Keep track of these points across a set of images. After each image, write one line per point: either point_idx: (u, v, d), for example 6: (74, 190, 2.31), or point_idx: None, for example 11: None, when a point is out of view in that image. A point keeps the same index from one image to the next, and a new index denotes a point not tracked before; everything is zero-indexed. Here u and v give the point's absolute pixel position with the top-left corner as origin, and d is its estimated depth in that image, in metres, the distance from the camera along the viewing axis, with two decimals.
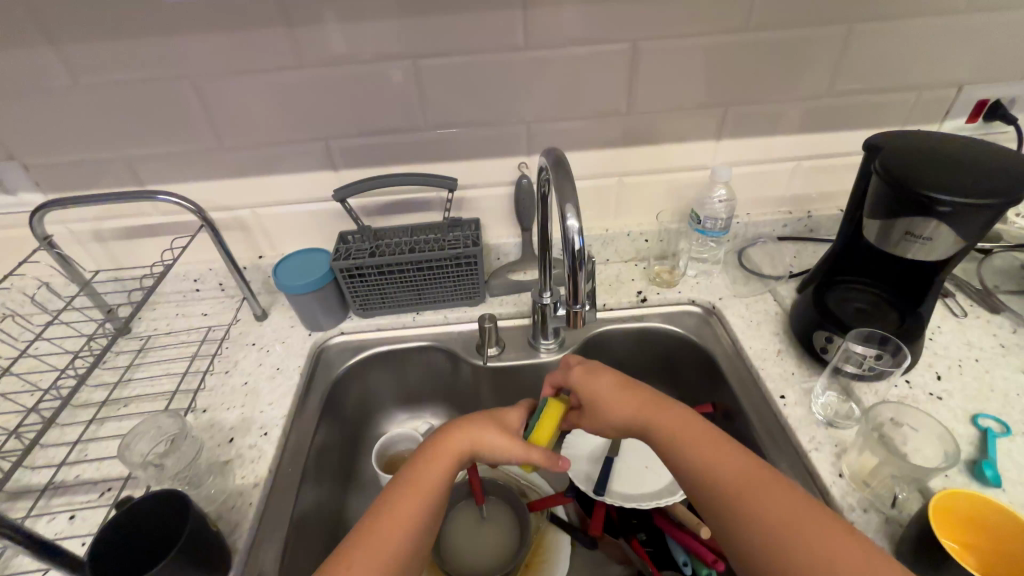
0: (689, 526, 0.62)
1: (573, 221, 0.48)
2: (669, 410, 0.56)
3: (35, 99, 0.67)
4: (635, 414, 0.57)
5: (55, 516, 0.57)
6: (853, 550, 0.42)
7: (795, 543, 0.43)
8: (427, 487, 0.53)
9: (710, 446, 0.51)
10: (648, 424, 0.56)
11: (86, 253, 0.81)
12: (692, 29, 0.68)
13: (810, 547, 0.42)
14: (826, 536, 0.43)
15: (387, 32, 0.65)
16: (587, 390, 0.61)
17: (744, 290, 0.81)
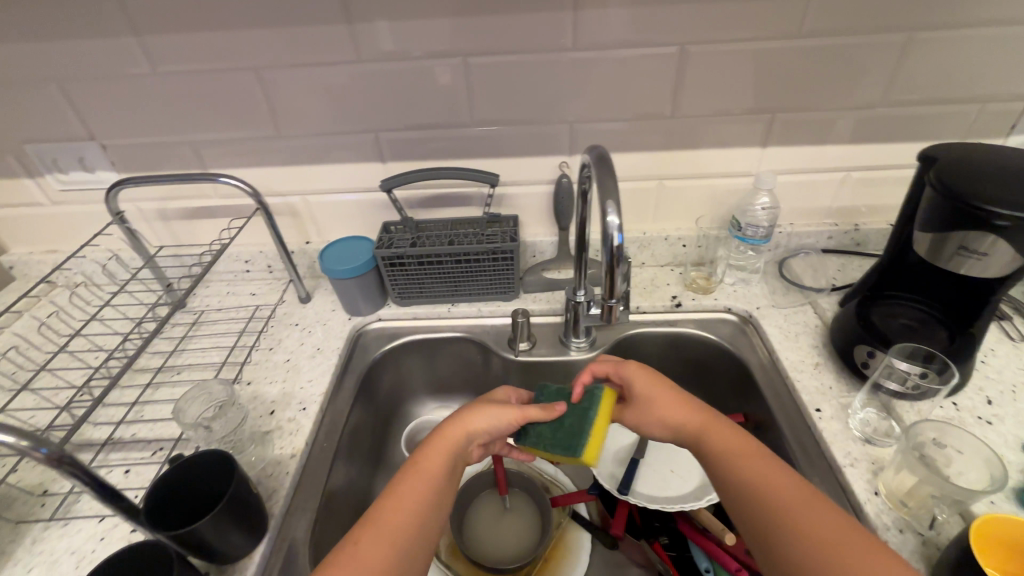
0: (713, 533, 0.62)
1: (613, 217, 0.49)
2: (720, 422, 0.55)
3: (118, 85, 0.73)
4: (687, 418, 0.56)
5: (112, 469, 0.61)
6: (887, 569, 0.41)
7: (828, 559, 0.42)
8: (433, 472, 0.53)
9: (741, 450, 0.51)
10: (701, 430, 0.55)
11: (151, 230, 0.87)
12: (743, 34, 0.67)
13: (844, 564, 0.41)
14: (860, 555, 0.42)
15: (440, 31, 0.67)
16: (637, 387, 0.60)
17: (782, 301, 0.79)
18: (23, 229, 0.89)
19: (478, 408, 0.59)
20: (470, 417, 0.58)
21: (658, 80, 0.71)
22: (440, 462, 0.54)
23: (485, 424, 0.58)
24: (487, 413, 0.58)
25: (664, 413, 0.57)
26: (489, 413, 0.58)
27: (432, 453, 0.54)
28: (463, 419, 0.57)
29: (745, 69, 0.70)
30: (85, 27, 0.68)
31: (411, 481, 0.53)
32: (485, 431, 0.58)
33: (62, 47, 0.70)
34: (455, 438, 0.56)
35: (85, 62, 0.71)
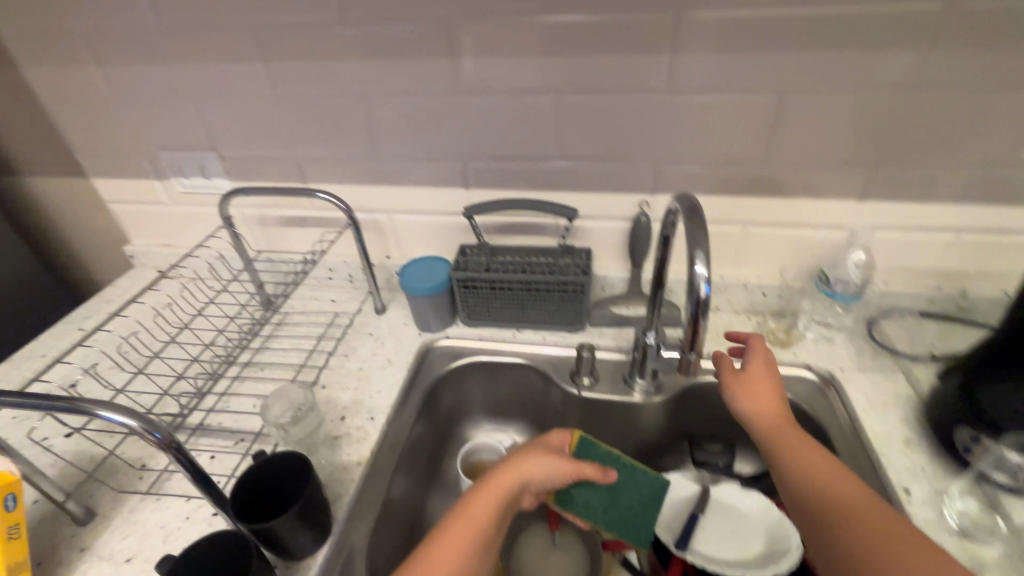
0: None
1: (701, 267, 0.47)
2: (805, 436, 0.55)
3: (242, 104, 0.81)
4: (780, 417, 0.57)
5: (200, 453, 0.67)
6: None
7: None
8: (481, 518, 0.54)
9: (816, 460, 0.52)
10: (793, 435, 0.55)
11: (252, 234, 0.95)
12: (849, 84, 0.64)
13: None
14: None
15: (536, 69, 0.70)
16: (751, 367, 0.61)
17: (870, 364, 0.74)
18: (146, 225, 1.01)
19: (530, 454, 0.59)
20: (523, 461, 0.58)
21: (751, 126, 0.70)
22: (490, 503, 0.55)
23: (538, 472, 0.58)
24: (541, 461, 0.59)
25: (761, 401, 0.59)
26: (543, 460, 0.59)
27: (485, 493, 0.55)
28: (517, 462, 0.58)
29: (848, 120, 0.67)
30: (222, 54, 0.76)
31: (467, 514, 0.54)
32: (536, 480, 0.58)
33: (200, 70, 0.79)
34: (499, 485, 0.56)
35: (217, 84, 0.80)
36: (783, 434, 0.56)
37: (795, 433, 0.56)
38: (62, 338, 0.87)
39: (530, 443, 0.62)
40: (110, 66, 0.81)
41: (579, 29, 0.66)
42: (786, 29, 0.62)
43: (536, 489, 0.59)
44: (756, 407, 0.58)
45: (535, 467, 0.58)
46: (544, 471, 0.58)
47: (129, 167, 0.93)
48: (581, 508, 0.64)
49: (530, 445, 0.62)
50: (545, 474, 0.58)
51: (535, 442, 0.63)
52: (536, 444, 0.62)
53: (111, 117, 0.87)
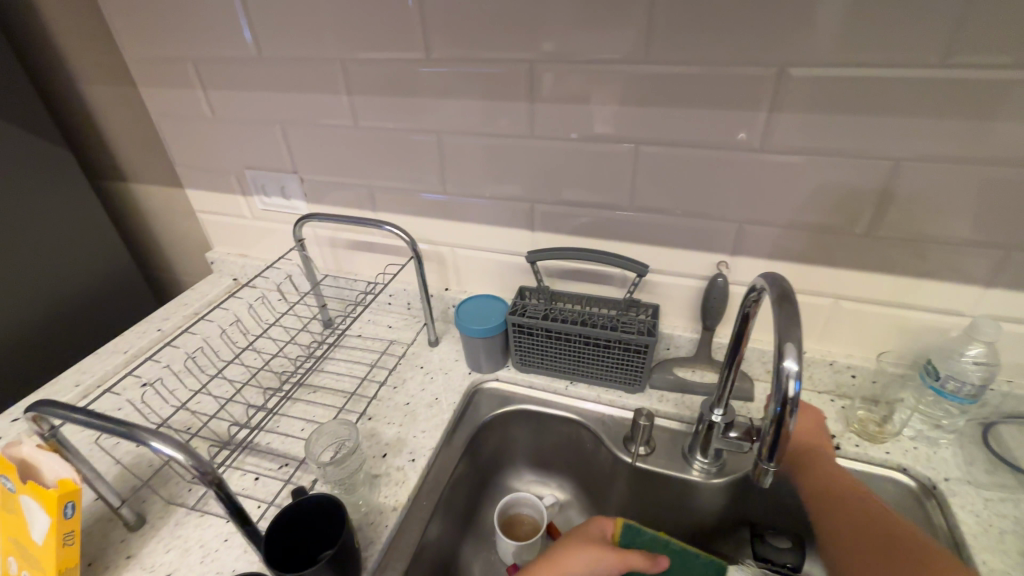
0: None
1: (791, 362, 0.41)
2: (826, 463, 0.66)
3: (323, 131, 0.84)
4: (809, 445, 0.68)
5: (245, 474, 0.68)
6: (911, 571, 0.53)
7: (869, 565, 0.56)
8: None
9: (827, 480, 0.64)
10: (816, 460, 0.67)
11: (321, 254, 0.98)
12: (982, 156, 0.56)
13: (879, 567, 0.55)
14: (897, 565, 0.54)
15: (616, 117, 0.67)
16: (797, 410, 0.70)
17: (982, 478, 0.64)
18: (228, 235, 1.07)
19: (569, 549, 0.57)
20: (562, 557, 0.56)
21: (855, 193, 0.62)
22: None
23: (581, 568, 0.56)
24: (583, 556, 0.57)
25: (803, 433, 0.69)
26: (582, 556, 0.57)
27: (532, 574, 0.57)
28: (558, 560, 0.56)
29: (976, 195, 0.58)
30: (311, 84, 0.79)
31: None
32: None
33: (290, 98, 0.82)
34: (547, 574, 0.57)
35: (304, 112, 0.83)
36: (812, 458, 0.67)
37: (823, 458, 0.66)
38: (142, 337, 0.92)
39: (571, 534, 0.60)
40: (212, 90, 0.86)
41: (668, 79, 0.62)
42: (908, 92, 0.55)
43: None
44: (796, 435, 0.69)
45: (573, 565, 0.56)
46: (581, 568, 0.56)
47: (218, 181, 0.99)
48: None
49: (571, 536, 0.60)
50: (588, 571, 0.56)
51: (577, 531, 0.60)
52: (576, 534, 0.60)
53: (208, 135, 0.93)
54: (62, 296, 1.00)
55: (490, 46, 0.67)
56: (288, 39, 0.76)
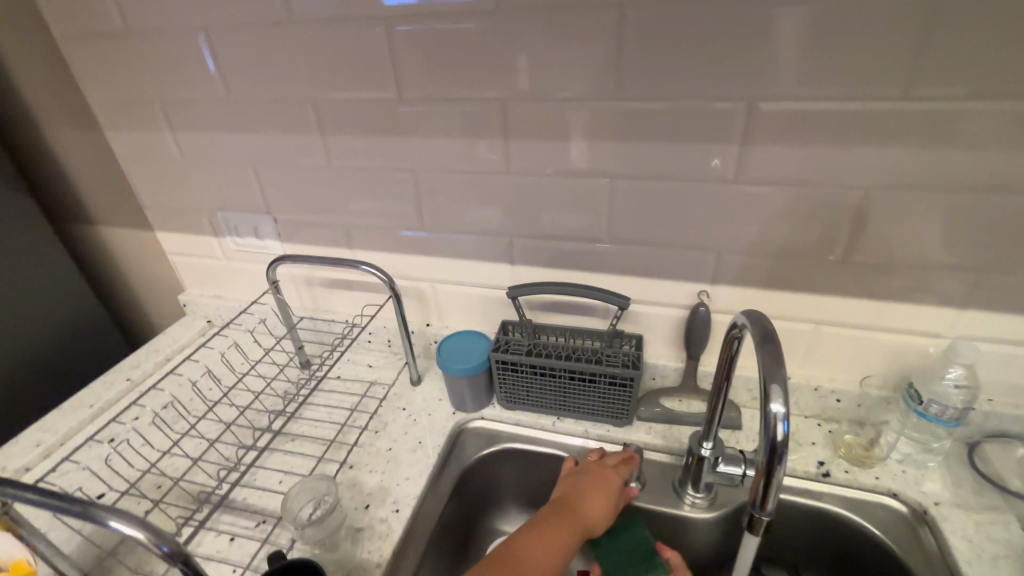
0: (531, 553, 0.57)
1: (778, 404, 0.40)
2: (553, 543, 0.59)
3: (297, 171, 0.83)
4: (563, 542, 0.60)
5: (220, 534, 0.65)
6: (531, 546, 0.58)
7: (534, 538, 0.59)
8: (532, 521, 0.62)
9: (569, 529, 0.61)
10: (560, 535, 0.60)
11: (299, 294, 0.96)
12: (950, 182, 0.57)
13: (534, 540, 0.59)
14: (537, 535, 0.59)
15: (592, 152, 0.67)
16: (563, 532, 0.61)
17: (971, 501, 0.64)
18: (201, 276, 1.04)
19: (595, 497, 0.64)
20: (588, 510, 0.63)
21: (829, 220, 0.63)
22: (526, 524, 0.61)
23: (610, 482, 0.66)
24: (618, 476, 0.67)
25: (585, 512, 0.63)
26: (603, 500, 0.64)
27: (588, 476, 0.67)
28: (585, 514, 0.63)
29: (944, 221, 0.60)
30: (283, 126, 0.78)
31: (538, 536, 0.59)
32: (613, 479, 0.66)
33: (262, 140, 0.81)
34: (588, 473, 0.67)
35: (277, 151, 0.81)
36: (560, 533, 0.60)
37: (558, 542, 0.60)
38: (109, 388, 0.88)
39: (587, 476, 0.67)
40: (181, 132, 0.85)
41: (641, 114, 0.62)
42: (874, 122, 0.56)
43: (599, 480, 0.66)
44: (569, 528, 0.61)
45: (613, 476, 0.67)
46: (612, 478, 0.67)
47: (189, 223, 0.97)
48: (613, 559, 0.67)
49: (590, 482, 0.66)
50: (611, 485, 0.66)
51: (596, 472, 0.67)
52: (598, 477, 0.66)
53: (179, 177, 0.91)
54: (25, 348, 0.96)
55: (463, 85, 0.67)
56: (259, 82, 0.75)
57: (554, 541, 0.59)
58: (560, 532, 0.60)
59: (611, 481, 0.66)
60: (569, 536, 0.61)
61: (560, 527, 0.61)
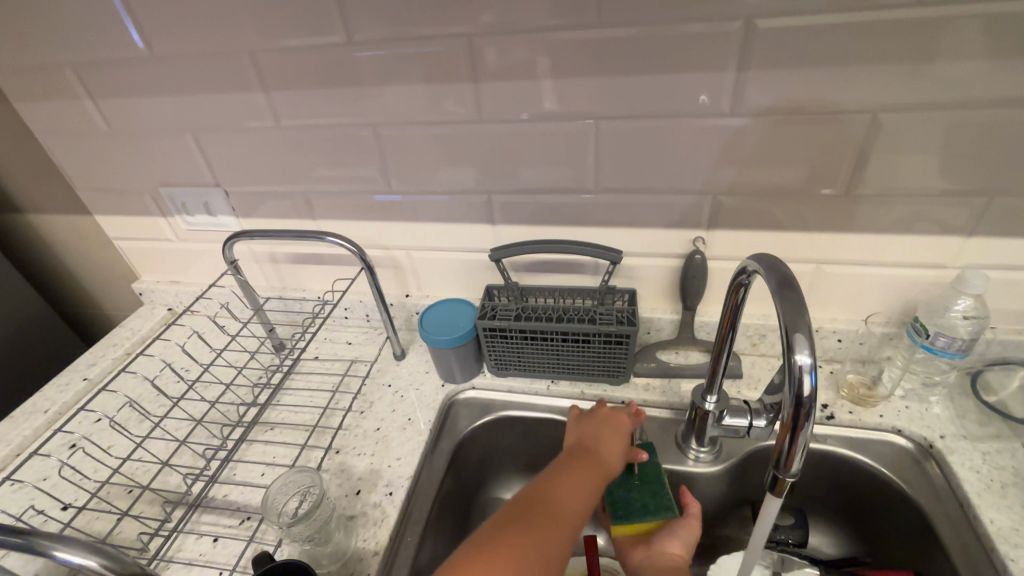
0: (559, 501, 0.53)
1: (804, 355, 0.36)
2: (578, 487, 0.55)
3: (243, 137, 0.74)
4: (588, 485, 0.56)
5: (202, 536, 0.60)
6: (557, 492, 0.54)
7: (556, 484, 0.55)
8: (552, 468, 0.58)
9: (592, 471, 0.57)
10: (585, 479, 0.56)
11: (265, 273, 0.89)
12: (965, 98, 0.52)
13: (557, 487, 0.54)
14: (560, 482, 0.55)
15: (572, 91, 0.60)
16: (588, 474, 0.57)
17: (976, 431, 0.63)
18: (154, 261, 0.95)
19: (610, 445, 0.61)
20: (606, 455, 0.60)
21: (832, 151, 0.58)
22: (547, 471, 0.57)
23: (623, 428, 0.63)
24: (630, 421, 0.64)
25: (605, 456, 0.60)
26: (617, 446, 0.61)
27: (603, 423, 0.63)
28: (603, 458, 0.59)
29: (956, 142, 0.55)
30: (218, 84, 0.69)
31: (563, 483, 0.55)
32: (626, 423, 0.64)
33: (197, 102, 0.71)
34: (599, 419, 0.64)
35: (218, 116, 0.72)
36: (583, 476, 0.56)
37: (584, 486, 0.55)
38: (65, 390, 0.80)
39: (597, 425, 0.63)
40: (103, 100, 0.74)
41: (624, 43, 0.55)
42: (884, 35, 0.50)
43: (613, 426, 0.63)
44: (591, 471, 0.57)
45: (626, 422, 0.64)
46: (625, 423, 0.64)
47: (131, 204, 0.87)
48: (623, 505, 0.61)
49: (602, 431, 0.63)
50: (624, 431, 0.63)
51: (606, 420, 0.64)
52: (609, 424, 0.63)
53: (110, 152, 0.81)
54: None
55: (422, 21, 0.58)
56: (184, 32, 0.65)
57: (578, 485, 0.55)
58: (583, 476, 0.56)
59: (625, 427, 0.63)
60: (592, 479, 0.56)
61: (582, 471, 0.57)
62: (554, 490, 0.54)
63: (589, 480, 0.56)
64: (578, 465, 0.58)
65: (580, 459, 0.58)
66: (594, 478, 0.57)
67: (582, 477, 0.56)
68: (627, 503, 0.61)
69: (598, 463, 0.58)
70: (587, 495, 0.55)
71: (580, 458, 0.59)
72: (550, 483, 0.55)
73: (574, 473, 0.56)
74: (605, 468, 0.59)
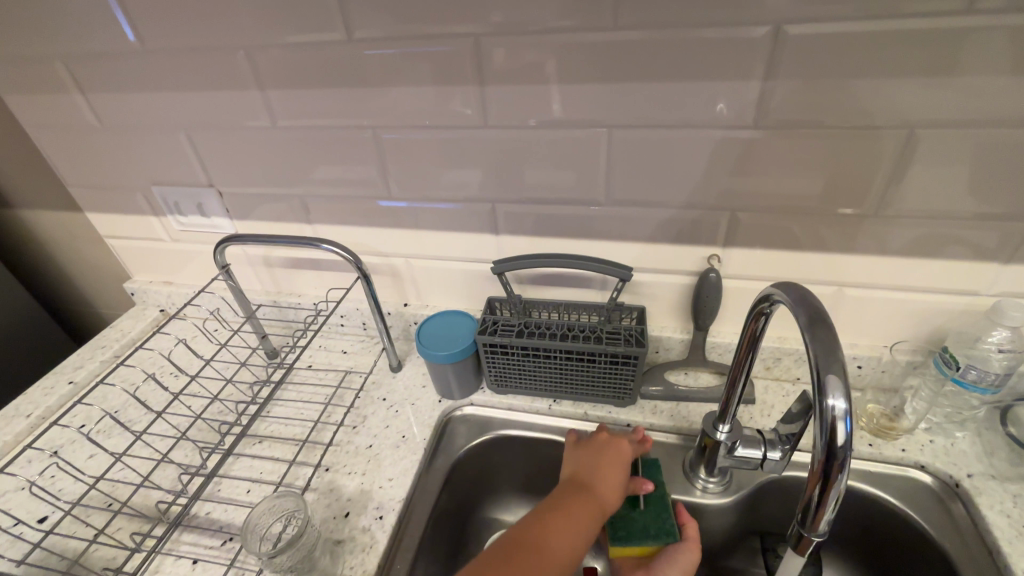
0: (554, 539, 0.49)
1: (838, 400, 0.32)
2: (575, 522, 0.52)
3: (238, 136, 0.70)
4: (587, 521, 0.52)
5: (180, 558, 0.57)
6: (552, 528, 0.50)
7: (552, 517, 0.51)
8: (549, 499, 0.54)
9: (591, 505, 0.54)
10: (584, 513, 0.53)
11: (260, 277, 0.86)
12: (1010, 117, 0.48)
13: (554, 521, 0.51)
14: (557, 516, 0.52)
15: (584, 97, 0.56)
16: (587, 508, 0.53)
17: (1006, 471, 0.59)
18: (146, 261, 0.92)
19: (611, 475, 0.57)
20: (605, 487, 0.56)
21: (862, 169, 0.54)
22: (544, 503, 0.54)
23: (624, 456, 0.60)
24: (630, 448, 0.61)
25: (605, 487, 0.56)
26: (618, 477, 0.58)
27: (603, 449, 0.60)
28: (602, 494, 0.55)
29: (996, 164, 0.51)
30: (212, 80, 0.65)
31: (559, 518, 0.51)
32: (627, 450, 0.60)
33: (191, 99, 0.68)
34: (600, 446, 0.61)
35: (211, 113, 0.69)
36: (582, 510, 0.53)
37: (582, 522, 0.52)
38: (48, 394, 0.77)
39: (597, 452, 0.60)
40: (94, 94, 0.71)
41: (642, 47, 0.52)
42: (926, 46, 0.46)
43: (614, 453, 0.60)
44: (590, 504, 0.54)
45: (627, 449, 0.61)
46: (626, 450, 0.60)
47: (123, 202, 0.84)
48: (625, 526, 0.57)
49: (602, 457, 0.59)
50: (626, 458, 0.60)
51: (606, 446, 0.60)
52: (610, 454, 0.59)
53: (101, 148, 0.78)
54: None
55: (425, 19, 0.54)
56: (176, 25, 0.61)
57: (574, 520, 0.52)
58: (582, 510, 0.53)
59: (626, 455, 0.60)
60: (590, 514, 0.53)
61: (581, 505, 0.53)
62: (549, 525, 0.50)
63: (588, 514, 0.53)
64: (577, 496, 0.54)
65: (579, 490, 0.55)
66: (593, 511, 0.53)
67: (580, 510, 0.53)
68: (629, 525, 0.57)
69: (599, 495, 0.55)
70: (585, 532, 0.51)
71: (579, 489, 0.55)
72: (545, 516, 0.51)
73: (572, 506, 0.53)
74: (606, 499, 0.55)
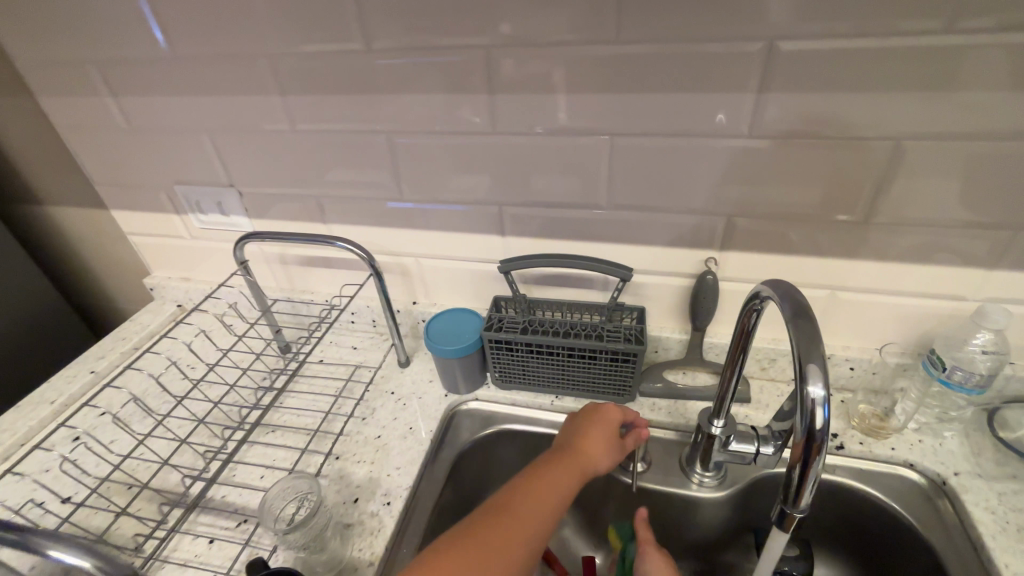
0: (532, 499, 0.51)
1: (817, 387, 0.35)
2: (554, 484, 0.53)
3: (259, 138, 0.74)
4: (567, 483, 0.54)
5: (197, 537, 0.60)
6: (530, 490, 0.52)
7: (532, 480, 0.53)
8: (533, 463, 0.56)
9: (572, 469, 0.55)
10: (564, 476, 0.54)
11: (275, 274, 0.90)
12: (990, 130, 0.51)
13: (532, 483, 0.53)
14: (537, 478, 0.53)
15: (588, 106, 0.59)
16: (567, 472, 0.55)
17: (992, 470, 0.61)
18: (166, 258, 0.96)
19: (595, 442, 0.59)
20: (588, 453, 0.57)
21: (852, 177, 0.57)
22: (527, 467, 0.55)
23: (611, 424, 0.61)
24: (618, 417, 0.62)
25: (588, 453, 0.58)
26: (603, 444, 0.59)
27: (591, 417, 0.61)
28: (586, 459, 0.57)
29: (980, 174, 0.54)
30: (236, 85, 0.69)
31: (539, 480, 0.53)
32: (614, 419, 0.61)
33: (216, 103, 0.72)
34: (587, 415, 0.62)
35: (234, 117, 0.73)
36: (562, 473, 0.54)
37: (561, 485, 0.53)
38: (72, 382, 0.81)
39: (584, 420, 0.61)
40: (124, 97, 0.75)
41: (642, 60, 0.55)
42: (909, 62, 0.49)
43: (601, 421, 0.61)
44: (571, 469, 0.55)
45: (614, 418, 0.62)
46: (613, 419, 0.61)
47: (146, 200, 0.88)
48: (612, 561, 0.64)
49: (588, 426, 0.60)
50: (612, 427, 0.61)
51: (594, 415, 0.62)
52: (597, 421, 0.61)
53: (128, 149, 0.82)
54: None
55: (439, 31, 0.58)
56: (204, 34, 0.65)
57: (554, 482, 0.53)
58: (562, 474, 0.54)
59: (613, 424, 0.61)
60: (569, 476, 0.54)
61: (562, 468, 0.55)
62: (528, 486, 0.52)
63: (567, 478, 0.54)
64: (558, 460, 0.56)
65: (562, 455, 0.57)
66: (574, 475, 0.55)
67: (560, 474, 0.54)
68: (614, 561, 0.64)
69: (580, 461, 0.56)
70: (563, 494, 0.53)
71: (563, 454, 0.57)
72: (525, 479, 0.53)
73: (552, 469, 0.54)
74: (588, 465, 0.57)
